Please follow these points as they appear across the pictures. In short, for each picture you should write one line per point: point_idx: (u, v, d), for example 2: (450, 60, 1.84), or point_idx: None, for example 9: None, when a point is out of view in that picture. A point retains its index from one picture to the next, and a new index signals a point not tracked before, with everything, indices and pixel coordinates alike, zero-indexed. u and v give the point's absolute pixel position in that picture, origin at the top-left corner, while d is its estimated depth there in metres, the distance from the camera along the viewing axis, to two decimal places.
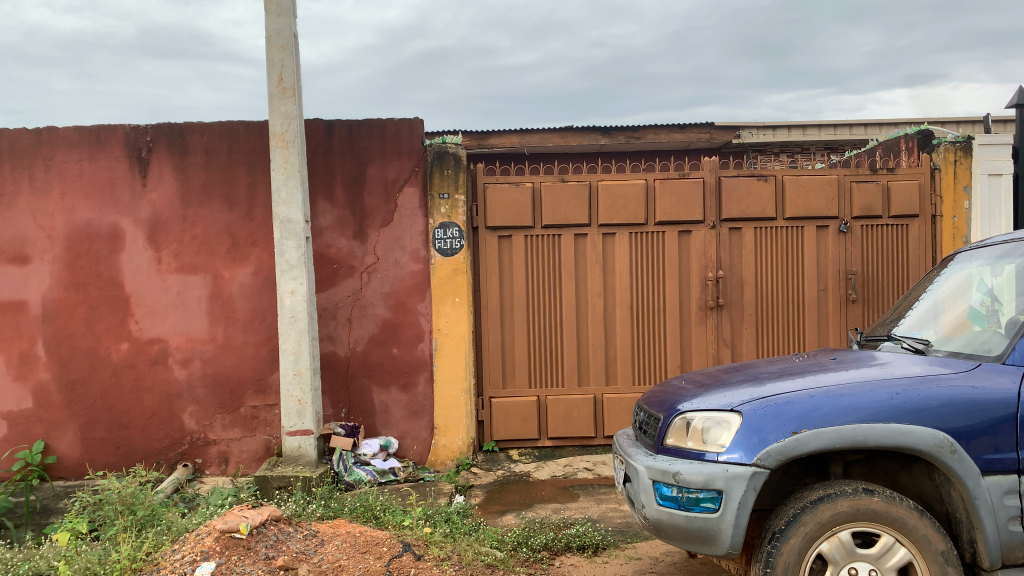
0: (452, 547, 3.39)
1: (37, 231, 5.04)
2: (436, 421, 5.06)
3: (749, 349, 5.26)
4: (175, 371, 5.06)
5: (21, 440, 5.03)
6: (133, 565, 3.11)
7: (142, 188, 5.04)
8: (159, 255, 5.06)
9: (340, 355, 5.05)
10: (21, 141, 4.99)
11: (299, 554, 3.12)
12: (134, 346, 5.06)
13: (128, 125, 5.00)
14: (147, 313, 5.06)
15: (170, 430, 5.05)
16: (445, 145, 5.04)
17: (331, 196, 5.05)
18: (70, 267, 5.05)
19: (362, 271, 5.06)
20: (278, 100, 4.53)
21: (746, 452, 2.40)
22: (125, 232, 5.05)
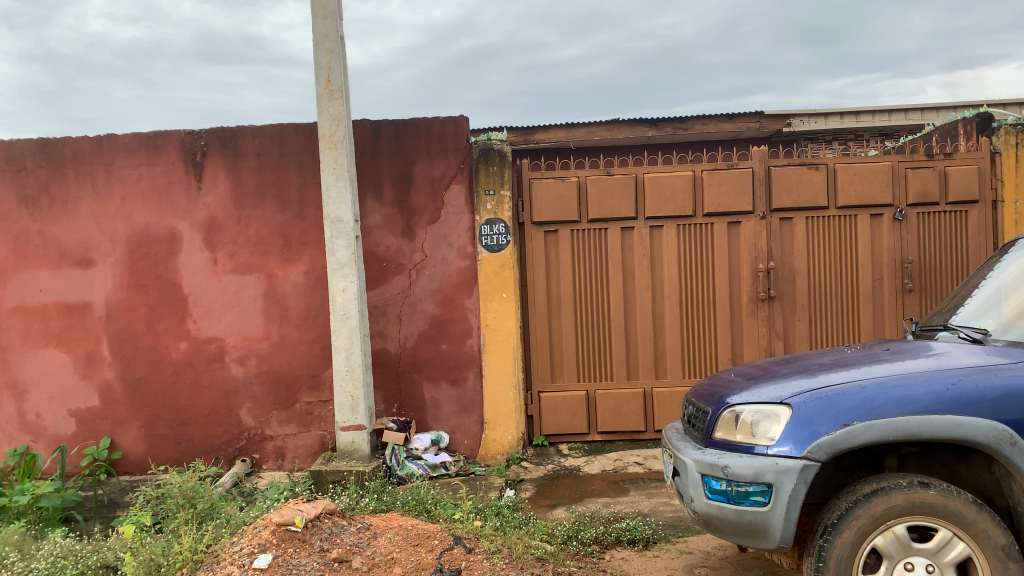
0: (502, 540, 3.42)
1: (99, 235, 5.23)
2: (486, 416, 5.09)
3: (802, 341, 5.17)
4: (232, 369, 5.19)
5: (89, 436, 5.24)
6: (195, 557, 3.22)
7: (198, 191, 5.18)
8: (215, 256, 5.19)
9: (390, 351, 5.13)
10: (82, 149, 5.18)
11: (353, 547, 3.19)
12: (193, 345, 5.21)
13: (183, 130, 5.15)
14: (204, 312, 5.21)
15: (228, 426, 5.19)
16: (490, 141, 5.07)
17: (379, 195, 5.12)
18: (131, 268, 5.23)
19: (410, 269, 5.12)
20: (326, 101, 4.61)
21: (796, 445, 2.37)
22: (182, 234, 5.20)
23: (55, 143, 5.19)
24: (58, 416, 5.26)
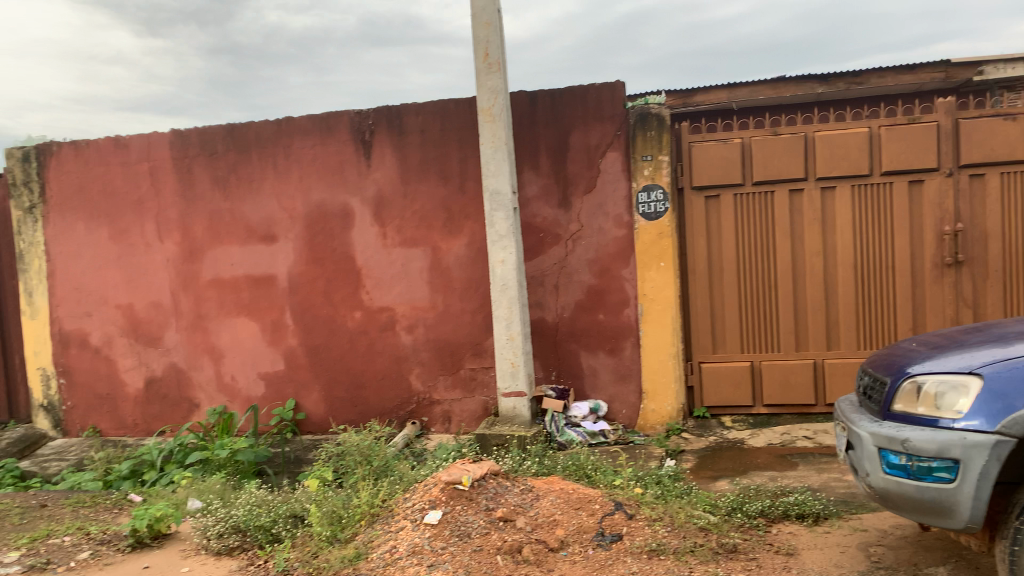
0: (664, 509, 3.40)
1: (281, 212, 5.63)
2: (645, 385, 5.06)
3: (995, 310, 4.74)
4: (401, 337, 5.46)
5: (277, 397, 5.72)
6: (372, 510, 3.44)
7: (367, 168, 5.45)
8: (383, 229, 5.46)
9: (549, 321, 5.20)
10: (265, 133, 5.58)
11: (517, 507, 3.29)
12: (365, 314, 5.52)
13: (352, 111, 5.42)
14: (375, 284, 5.50)
15: (398, 391, 5.47)
16: (648, 106, 4.97)
17: (536, 166, 5.17)
18: (309, 243, 5.60)
19: (568, 239, 5.15)
20: (484, 75, 4.70)
21: (987, 419, 2.20)
22: (354, 210, 5.50)
23: (242, 128, 5.63)
24: (250, 379, 5.77)
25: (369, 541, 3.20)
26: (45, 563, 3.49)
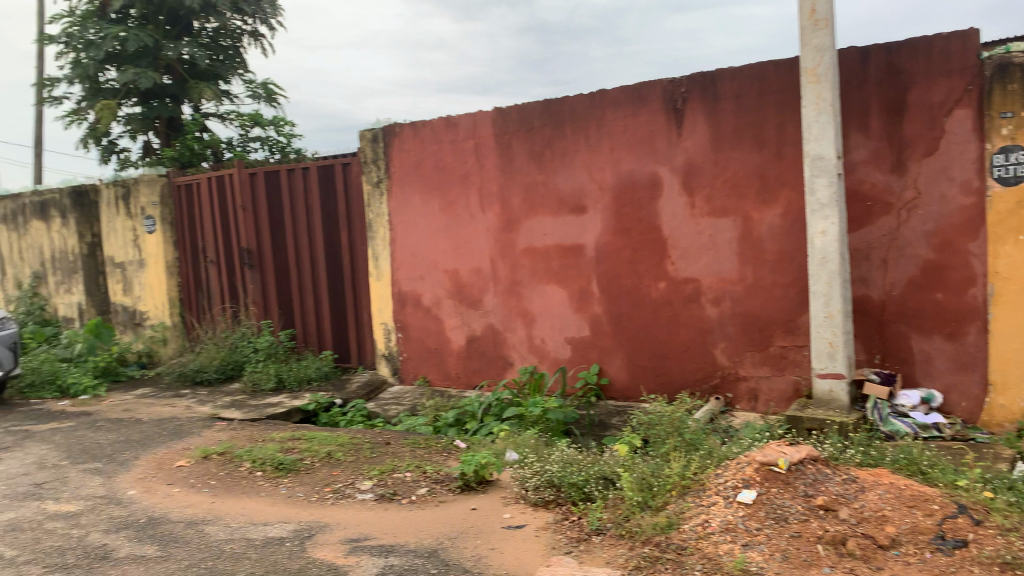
0: (1020, 518, 2.96)
1: (592, 183, 5.78)
2: (991, 376, 4.45)
3: None
4: (707, 309, 5.36)
5: (583, 362, 5.95)
6: (683, 482, 3.44)
7: (678, 137, 5.38)
8: (693, 199, 5.36)
9: (874, 298, 4.78)
10: (579, 106, 5.76)
11: (839, 497, 3.08)
12: (671, 285, 5.50)
13: (665, 79, 5.38)
14: (682, 254, 5.44)
15: (703, 364, 5.40)
16: (1009, 54, 4.26)
17: (866, 128, 4.74)
18: (618, 213, 5.69)
19: (901, 208, 4.66)
20: (810, 33, 4.39)
21: None
22: (663, 180, 5.47)
23: (558, 102, 5.86)
24: (559, 343, 6.07)
25: (680, 512, 3.20)
26: (392, 494, 4.01)
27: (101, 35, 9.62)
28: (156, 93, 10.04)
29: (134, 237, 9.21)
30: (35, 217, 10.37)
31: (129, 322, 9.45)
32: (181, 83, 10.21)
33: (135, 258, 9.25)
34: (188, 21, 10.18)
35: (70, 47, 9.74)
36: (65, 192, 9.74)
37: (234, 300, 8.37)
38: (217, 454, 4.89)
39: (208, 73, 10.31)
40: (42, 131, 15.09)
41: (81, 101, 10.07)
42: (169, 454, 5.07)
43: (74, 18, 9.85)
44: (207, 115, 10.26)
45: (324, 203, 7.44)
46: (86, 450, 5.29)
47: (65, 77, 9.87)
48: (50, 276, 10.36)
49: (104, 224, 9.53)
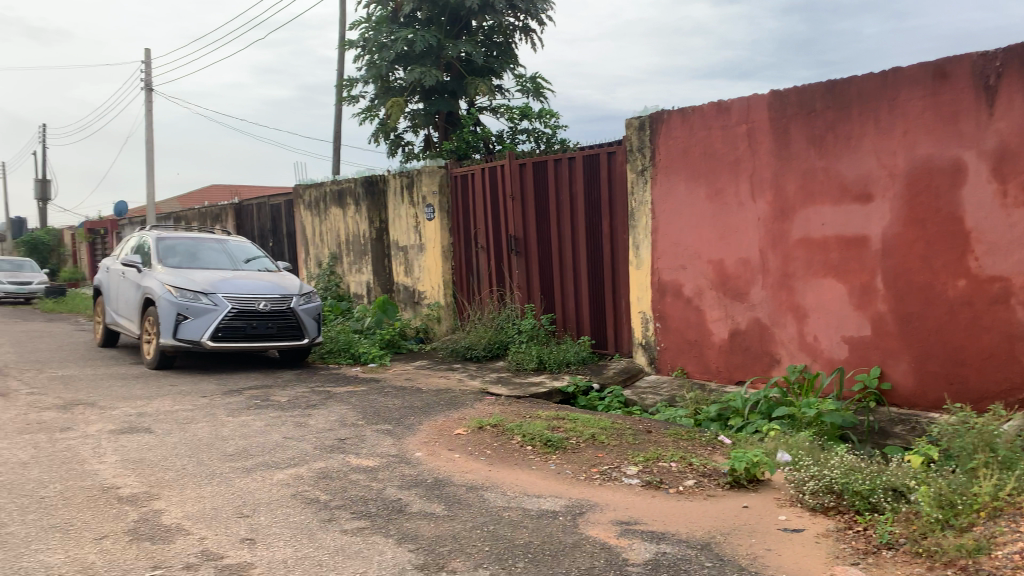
0: None
1: (881, 169, 5.32)
2: None
3: None
4: (1019, 313, 4.71)
5: (861, 363, 5.52)
6: (996, 504, 3.10)
7: (989, 116, 4.78)
8: (1005, 187, 4.73)
9: None
10: (869, 86, 5.34)
11: None
12: (973, 284, 4.90)
13: (976, 52, 4.80)
14: (989, 249, 4.81)
15: (1010, 374, 4.75)
16: None
17: None
18: (910, 203, 5.18)
19: None
20: None
21: None
22: (968, 165, 4.88)
23: (844, 83, 5.48)
24: (834, 341, 5.68)
25: (991, 537, 2.87)
26: (659, 482, 4.01)
27: (393, 38, 10.61)
28: (437, 89, 10.88)
29: (416, 223, 10.05)
30: (335, 205, 11.70)
31: (409, 300, 10.32)
32: (459, 79, 10.97)
33: (415, 242, 10.09)
34: (466, 21, 10.90)
35: (367, 51, 10.85)
36: (359, 181, 11.06)
37: (501, 284, 8.84)
38: (490, 427, 5.20)
39: (483, 69, 10.96)
40: (339, 128, 16.95)
41: (374, 99, 11.17)
42: (447, 423, 5.49)
43: (370, 24, 10.96)
44: (481, 109, 10.93)
45: (589, 191, 7.61)
46: (377, 413, 5.89)
47: (362, 78, 11.01)
48: (345, 257, 11.63)
49: (390, 211, 10.51)
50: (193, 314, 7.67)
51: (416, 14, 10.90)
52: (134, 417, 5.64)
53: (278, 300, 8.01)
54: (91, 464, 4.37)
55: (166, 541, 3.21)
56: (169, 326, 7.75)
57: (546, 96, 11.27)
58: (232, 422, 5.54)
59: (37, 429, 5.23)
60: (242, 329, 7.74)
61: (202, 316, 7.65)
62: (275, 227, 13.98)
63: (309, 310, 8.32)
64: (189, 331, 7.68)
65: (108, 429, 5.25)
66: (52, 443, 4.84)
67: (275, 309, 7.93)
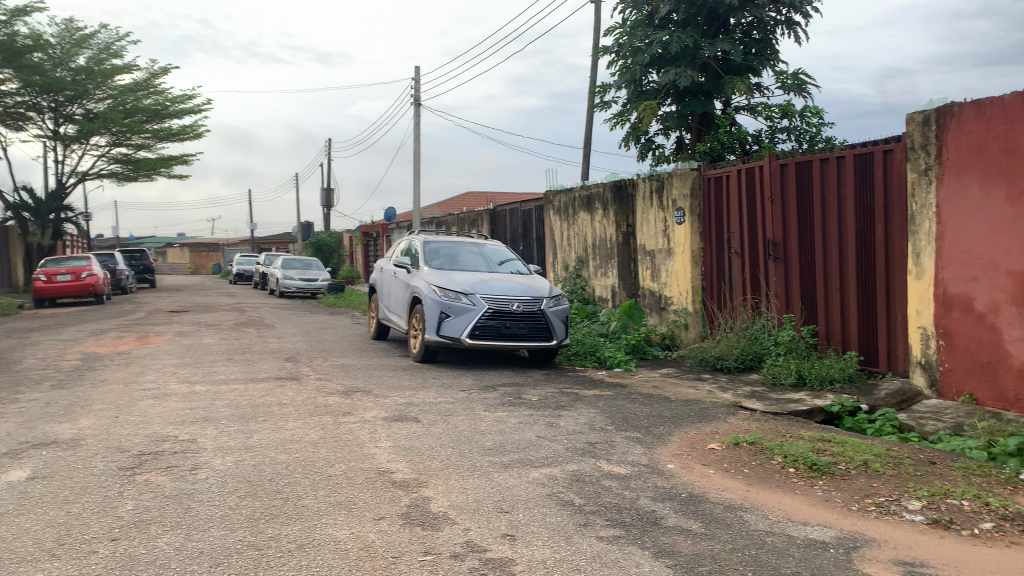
0: None
1: None
2: None
3: None
4: None
5: None
6: None
7: None
8: None
9: None
10: None
11: None
12: None
13: None
14: None
15: None
16: None
17: None
18: None
19: None
20: None
21: None
22: None
23: None
24: None
25: None
26: (949, 522, 3.57)
27: (647, 41, 10.57)
28: (692, 91, 10.66)
29: (665, 227, 9.88)
30: (584, 209, 11.88)
31: (654, 305, 10.13)
32: (714, 79, 10.67)
33: (664, 246, 9.91)
34: (724, 19, 10.56)
35: (620, 56, 10.91)
36: (608, 186, 11.15)
37: (755, 292, 8.42)
38: (747, 444, 4.98)
39: (740, 67, 10.55)
40: (588, 134, 17.20)
41: (626, 104, 11.19)
42: (700, 435, 5.32)
43: (625, 29, 11.00)
44: (737, 109, 10.54)
45: (860, 193, 7.01)
46: (626, 419, 5.85)
47: (615, 83, 11.08)
48: (591, 261, 11.74)
49: (639, 215, 10.44)
50: (454, 313, 8.15)
51: (671, 16, 10.77)
52: (403, 407, 6.09)
53: (530, 301, 8.26)
54: (369, 447, 4.77)
55: (435, 528, 3.41)
56: (433, 323, 8.31)
57: (808, 92, 10.58)
58: (489, 417, 5.78)
59: (324, 411, 5.82)
60: (497, 329, 8.10)
61: (462, 315, 8.11)
62: (525, 231, 14.50)
63: (559, 312, 8.46)
64: (449, 329, 8.18)
65: (382, 416, 5.72)
66: (336, 426, 5.36)
67: (527, 311, 8.19)
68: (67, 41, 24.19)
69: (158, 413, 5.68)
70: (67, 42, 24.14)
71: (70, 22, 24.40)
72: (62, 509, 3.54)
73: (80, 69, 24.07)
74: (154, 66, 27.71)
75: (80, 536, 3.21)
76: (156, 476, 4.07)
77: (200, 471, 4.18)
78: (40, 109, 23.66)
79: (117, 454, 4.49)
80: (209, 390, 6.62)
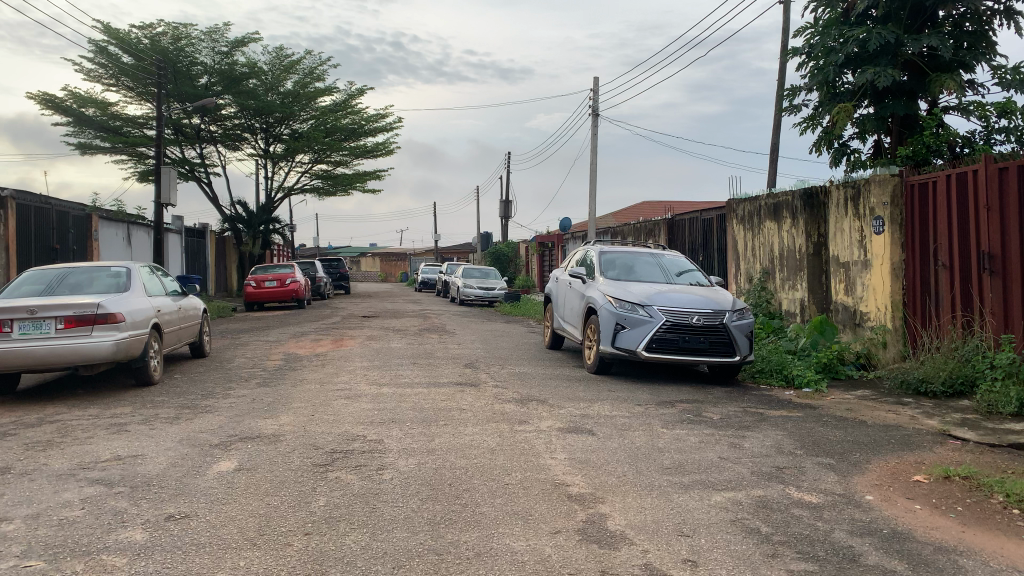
0: None
1: None
2: None
3: None
4: None
5: None
6: None
7: None
8: None
9: None
10: None
11: None
12: None
13: None
14: None
15: None
16: None
17: None
18: None
19: None
20: None
21: None
22: None
23: None
24: None
25: None
26: None
27: (842, 40, 9.94)
28: (893, 91, 9.88)
29: (861, 237, 9.18)
30: (770, 218, 11.33)
31: (849, 321, 9.41)
32: (919, 77, 9.82)
33: (859, 258, 9.21)
34: (932, 11, 9.69)
35: (812, 57, 10.35)
36: (797, 193, 10.58)
37: (966, 308, 7.58)
38: (960, 478, 4.48)
39: (950, 63, 9.62)
40: (774, 140, 16.41)
41: (817, 107, 10.56)
42: (903, 466, 4.85)
43: (817, 28, 10.41)
44: (946, 109, 9.63)
45: None
46: (818, 443, 5.45)
47: (805, 86, 10.50)
48: (778, 272, 11.15)
49: (832, 224, 9.81)
50: (630, 325, 8.02)
51: (870, 12, 10.05)
52: (578, 418, 6.04)
53: (711, 314, 7.94)
54: (545, 458, 4.76)
55: (612, 547, 3.31)
56: (609, 334, 8.22)
57: None
58: (667, 434, 5.60)
59: (501, 419, 5.90)
60: (675, 342, 7.87)
61: (638, 327, 7.96)
62: (706, 241, 14.05)
63: (742, 327, 8.05)
64: (625, 341, 8.06)
65: (558, 426, 5.70)
66: (514, 434, 5.41)
67: (707, 324, 7.88)
68: (278, 67, 26.47)
69: (349, 413, 6.00)
70: (277, 68, 26.43)
71: (281, 50, 26.68)
72: (263, 500, 3.79)
73: (288, 92, 26.28)
74: (351, 87, 29.66)
75: (278, 527, 3.41)
76: (346, 475, 4.27)
77: (386, 471, 4.34)
78: (253, 130, 26.04)
79: (312, 451, 4.78)
80: (394, 393, 6.92)
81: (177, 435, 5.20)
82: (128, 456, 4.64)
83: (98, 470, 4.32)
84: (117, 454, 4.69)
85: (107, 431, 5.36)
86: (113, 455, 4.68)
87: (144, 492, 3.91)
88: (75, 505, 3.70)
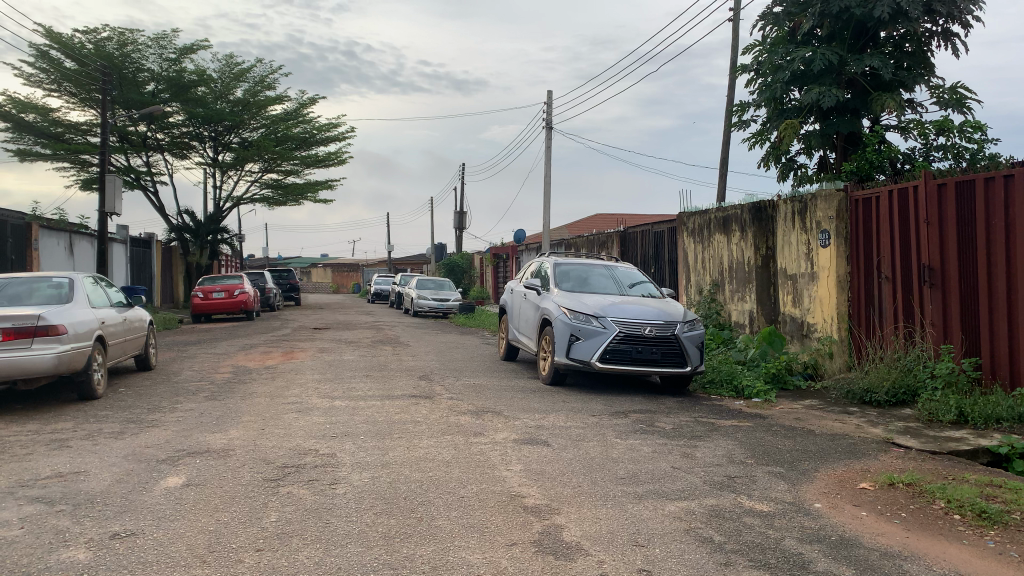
0: None
1: None
2: None
3: None
4: None
5: None
6: None
7: None
8: None
9: None
10: None
11: None
12: None
13: None
14: None
15: None
16: None
17: None
18: None
19: None
20: None
21: None
22: None
23: None
24: None
25: None
26: None
27: (788, 58, 10.20)
28: (837, 108, 10.13)
29: (808, 250, 9.40)
30: (720, 231, 11.54)
31: (796, 332, 9.61)
32: (862, 95, 10.10)
33: (807, 270, 9.41)
34: (873, 32, 10.00)
35: (760, 74, 10.60)
36: (746, 207, 10.79)
37: (908, 319, 7.81)
38: (904, 485, 4.60)
39: (891, 83, 9.93)
40: (724, 155, 16.74)
41: (765, 123, 10.80)
42: (849, 474, 4.97)
43: (765, 46, 10.68)
44: (886, 127, 9.92)
45: None
46: (768, 453, 5.55)
47: (753, 102, 10.74)
48: (727, 284, 11.35)
49: (780, 237, 10.03)
50: (584, 336, 8.07)
51: (815, 31, 10.33)
52: (534, 430, 6.04)
53: (663, 325, 8.03)
54: (500, 470, 4.75)
55: (568, 558, 3.32)
56: (563, 345, 8.26)
57: (968, 108, 9.81)
58: (621, 444, 5.64)
59: (456, 431, 5.87)
60: (628, 353, 7.93)
61: (592, 338, 8.02)
62: (657, 253, 14.24)
63: (694, 338, 8.16)
64: (580, 352, 8.10)
65: (513, 438, 5.68)
66: (469, 446, 5.39)
67: (660, 335, 7.97)
68: (227, 75, 26.12)
69: (301, 426, 5.90)
70: (227, 76, 26.07)
71: (230, 58, 26.36)
72: (213, 516, 3.71)
73: (237, 101, 25.94)
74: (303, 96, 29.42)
75: (229, 544, 3.34)
76: (298, 489, 4.20)
77: (339, 486, 4.28)
78: (201, 138, 25.60)
79: (262, 465, 4.69)
80: (347, 406, 6.83)
81: (122, 451, 5.05)
82: (69, 473, 4.49)
83: (38, 488, 4.16)
84: (59, 471, 4.54)
85: (48, 448, 5.19)
86: (54, 472, 4.53)
87: (88, 510, 3.79)
88: (14, 525, 3.56)
